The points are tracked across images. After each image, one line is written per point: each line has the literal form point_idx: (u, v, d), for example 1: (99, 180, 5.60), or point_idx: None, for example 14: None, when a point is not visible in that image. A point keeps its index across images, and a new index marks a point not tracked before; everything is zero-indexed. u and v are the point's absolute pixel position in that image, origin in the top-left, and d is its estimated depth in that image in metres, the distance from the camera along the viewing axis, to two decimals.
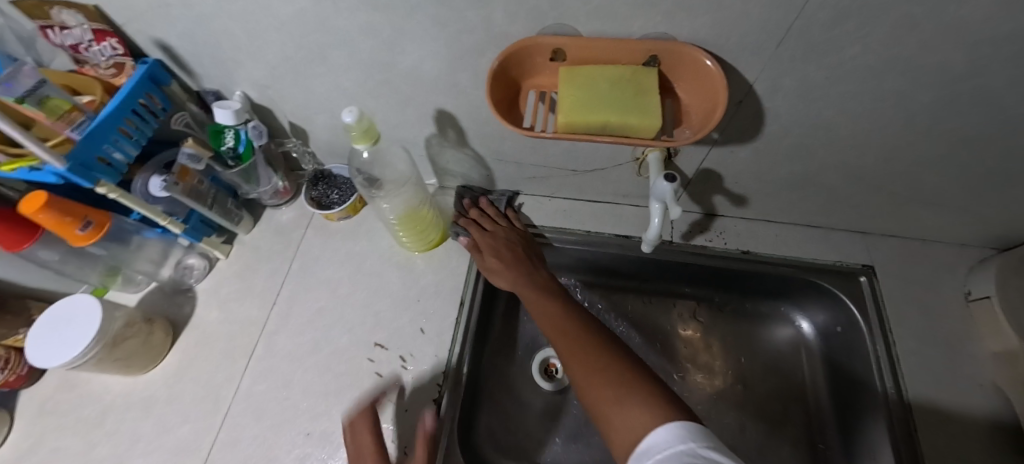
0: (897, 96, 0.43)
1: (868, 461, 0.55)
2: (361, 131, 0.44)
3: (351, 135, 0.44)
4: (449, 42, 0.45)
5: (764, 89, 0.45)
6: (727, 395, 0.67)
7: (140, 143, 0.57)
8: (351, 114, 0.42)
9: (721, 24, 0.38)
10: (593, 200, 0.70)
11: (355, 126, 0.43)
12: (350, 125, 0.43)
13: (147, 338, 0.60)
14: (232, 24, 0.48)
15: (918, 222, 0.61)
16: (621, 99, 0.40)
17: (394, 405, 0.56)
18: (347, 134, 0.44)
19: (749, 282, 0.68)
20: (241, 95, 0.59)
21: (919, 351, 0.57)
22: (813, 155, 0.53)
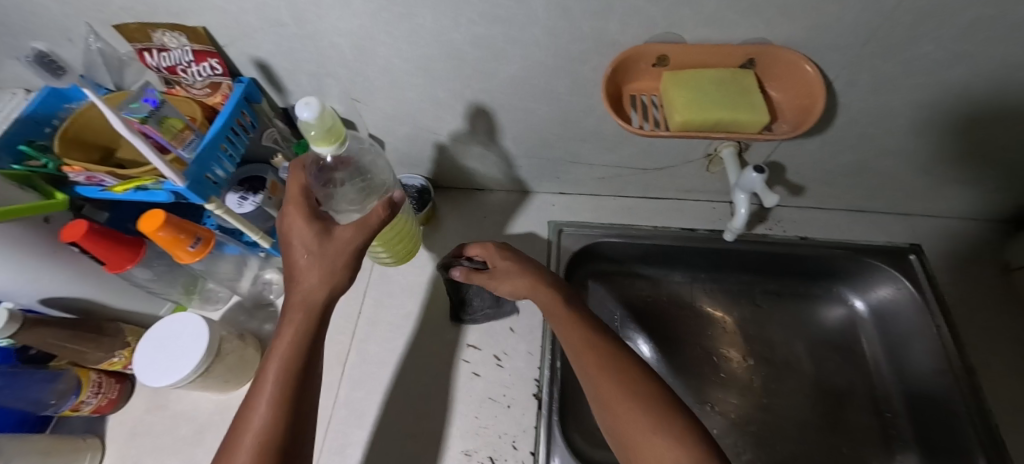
0: (958, 87, 0.49)
1: (940, 426, 0.60)
2: (323, 130, 0.34)
3: (310, 134, 0.35)
4: (556, 52, 0.48)
5: (839, 85, 0.50)
6: (793, 374, 0.71)
7: (235, 160, 0.58)
8: (311, 109, 0.32)
9: (816, 29, 0.43)
10: (657, 196, 0.74)
11: (315, 124, 0.33)
12: (307, 122, 0.33)
13: (242, 354, 0.60)
14: (343, 40, 0.50)
15: (958, 202, 0.67)
16: (731, 98, 0.45)
17: (496, 402, 0.59)
18: (305, 133, 0.34)
19: (805, 267, 0.73)
20: (330, 109, 0.61)
21: (969, 318, 0.63)
22: (872, 143, 0.58)
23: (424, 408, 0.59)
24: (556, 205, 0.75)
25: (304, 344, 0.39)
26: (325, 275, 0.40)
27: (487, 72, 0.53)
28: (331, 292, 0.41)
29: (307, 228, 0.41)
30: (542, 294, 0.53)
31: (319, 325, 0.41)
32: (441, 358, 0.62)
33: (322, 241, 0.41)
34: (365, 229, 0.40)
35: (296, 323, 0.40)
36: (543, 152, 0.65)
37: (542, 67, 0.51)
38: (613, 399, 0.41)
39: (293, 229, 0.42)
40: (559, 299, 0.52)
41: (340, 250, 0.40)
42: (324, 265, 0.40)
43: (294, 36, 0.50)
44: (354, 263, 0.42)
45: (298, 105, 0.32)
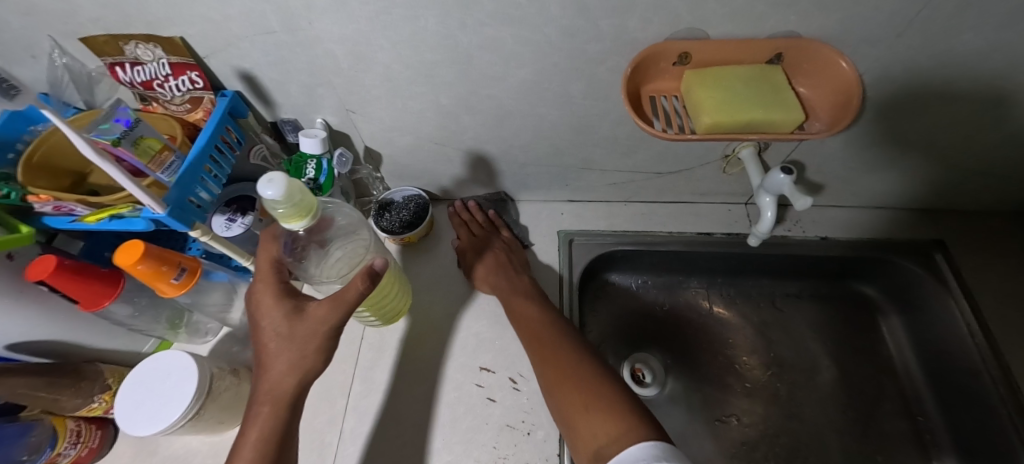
0: (994, 77, 0.46)
1: (979, 429, 0.57)
2: (292, 206, 0.31)
3: (277, 212, 0.32)
4: (571, 53, 0.45)
5: (870, 79, 0.47)
6: (819, 379, 0.68)
7: (221, 181, 0.53)
8: (274, 186, 0.29)
9: (852, 20, 0.40)
10: (671, 201, 0.71)
11: (282, 202, 0.30)
12: (274, 201, 0.30)
13: (238, 390, 0.55)
14: (337, 47, 0.46)
15: (981, 195, 0.65)
16: (762, 97, 0.41)
17: (515, 429, 0.55)
18: (273, 211, 0.31)
19: (825, 267, 0.70)
20: (322, 122, 0.57)
21: (1000, 315, 0.61)
22: (898, 138, 0.55)
23: (438, 440, 0.54)
24: (566, 213, 0.71)
25: (275, 431, 0.37)
26: (299, 357, 0.38)
27: (494, 77, 0.49)
28: (302, 376, 0.38)
29: (276, 311, 0.38)
30: (506, 283, 0.60)
31: (291, 407, 0.38)
32: (454, 383, 0.58)
33: (292, 323, 0.38)
34: (339, 307, 0.37)
35: (263, 414, 0.37)
36: (553, 159, 0.61)
37: (555, 70, 0.47)
38: (553, 380, 0.46)
39: (263, 290, 0.40)
40: (515, 291, 0.59)
41: (309, 332, 0.38)
42: (294, 350, 0.38)
43: (282, 43, 0.46)
44: (329, 341, 0.39)
45: (262, 183, 0.29)
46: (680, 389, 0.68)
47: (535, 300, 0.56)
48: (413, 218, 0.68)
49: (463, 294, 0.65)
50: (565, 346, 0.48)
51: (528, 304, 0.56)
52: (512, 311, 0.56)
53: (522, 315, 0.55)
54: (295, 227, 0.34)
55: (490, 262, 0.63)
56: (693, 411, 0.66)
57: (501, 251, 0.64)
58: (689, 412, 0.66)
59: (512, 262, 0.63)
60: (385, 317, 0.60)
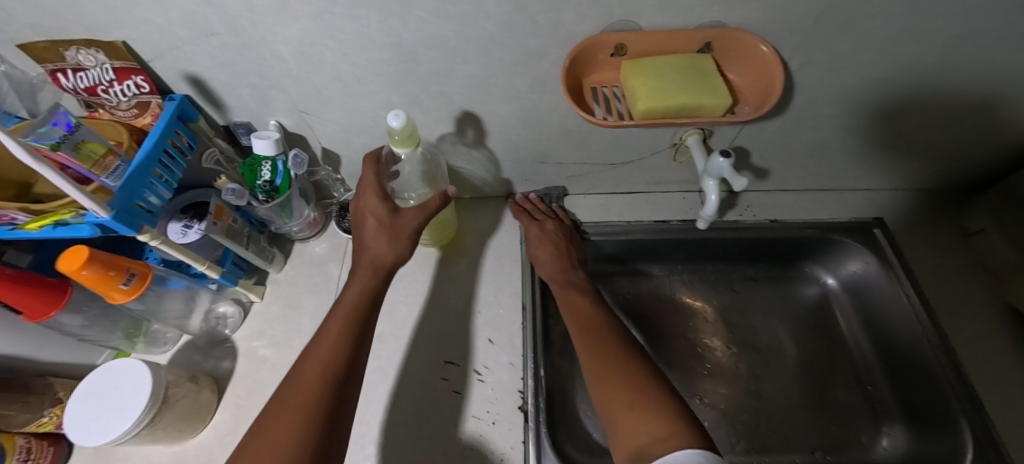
0: (907, 60, 0.50)
1: (921, 393, 0.60)
2: (404, 136, 0.44)
3: (393, 139, 0.44)
4: (512, 47, 0.46)
5: (796, 65, 0.50)
6: (777, 357, 0.71)
7: (172, 186, 0.53)
8: (399, 119, 0.42)
9: (770, 9, 0.43)
10: (629, 191, 0.73)
11: (400, 131, 0.43)
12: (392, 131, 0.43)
13: (196, 398, 0.54)
14: (284, 47, 0.47)
15: (914, 174, 0.69)
16: (692, 83, 0.44)
17: (481, 420, 0.55)
18: (390, 138, 0.44)
19: (776, 249, 0.73)
20: (276, 123, 0.57)
21: (935, 285, 0.65)
22: (831, 121, 0.59)
23: (405, 435, 0.54)
24: (527, 207, 0.72)
25: (342, 356, 0.42)
26: (393, 242, 0.50)
27: (442, 73, 0.50)
28: (394, 257, 0.50)
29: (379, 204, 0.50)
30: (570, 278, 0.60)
31: (379, 287, 0.49)
32: (419, 379, 0.58)
33: (390, 215, 0.50)
34: (425, 212, 0.52)
35: (363, 279, 0.49)
36: (510, 154, 0.63)
37: (500, 64, 0.49)
38: (601, 371, 0.44)
39: (369, 203, 0.51)
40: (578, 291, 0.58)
41: (405, 228, 0.50)
42: (392, 234, 0.50)
43: (229, 46, 0.46)
44: (414, 238, 0.52)
45: (390, 116, 0.42)
46: None
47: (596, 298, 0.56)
48: None
49: (427, 291, 0.66)
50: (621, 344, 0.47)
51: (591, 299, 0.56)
52: (567, 299, 0.57)
53: (580, 307, 0.54)
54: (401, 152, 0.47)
55: (552, 242, 0.64)
56: None
57: (560, 241, 0.64)
58: None
59: (570, 255, 0.63)
60: (438, 238, 0.67)
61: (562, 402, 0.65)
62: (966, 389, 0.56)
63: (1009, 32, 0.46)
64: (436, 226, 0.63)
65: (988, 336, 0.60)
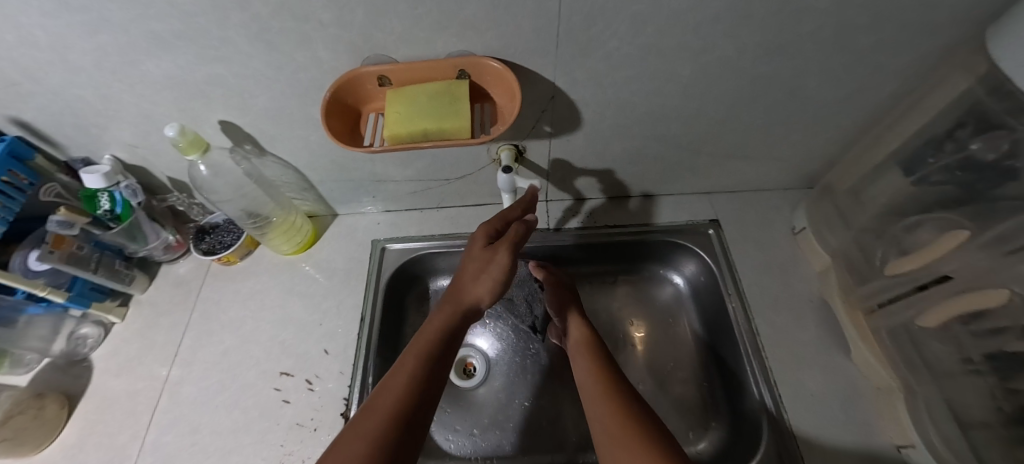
0: (669, 75, 0.53)
1: (738, 386, 0.63)
2: (187, 143, 0.52)
3: (180, 148, 0.52)
4: (288, 81, 0.51)
5: (566, 84, 0.53)
6: (626, 358, 0.73)
7: (7, 219, 0.58)
8: (173, 129, 0.50)
9: (503, 37, 0.46)
10: (478, 203, 0.77)
11: (180, 139, 0.51)
12: (174, 139, 0.51)
13: (38, 414, 0.58)
14: (83, 91, 0.51)
15: (743, 175, 0.73)
16: (438, 108, 0.48)
17: (304, 427, 0.59)
18: (176, 147, 0.52)
19: (624, 252, 0.77)
20: (111, 158, 0.62)
21: (759, 282, 0.68)
22: (633, 132, 0.62)
23: (231, 443, 0.58)
24: (381, 223, 0.77)
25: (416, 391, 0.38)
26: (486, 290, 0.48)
27: (238, 106, 0.54)
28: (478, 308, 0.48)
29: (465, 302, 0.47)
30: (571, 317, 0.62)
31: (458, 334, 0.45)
32: (254, 390, 0.62)
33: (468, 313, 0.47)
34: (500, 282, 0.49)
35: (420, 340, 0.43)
36: (344, 175, 0.68)
37: (286, 97, 0.53)
38: (608, 429, 0.40)
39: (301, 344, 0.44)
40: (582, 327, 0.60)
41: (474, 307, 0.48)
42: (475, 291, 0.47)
43: (33, 93, 0.51)
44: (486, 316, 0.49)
45: (166, 128, 0.50)
46: (500, 383, 0.72)
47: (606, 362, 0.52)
48: (230, 239, 0.73)
49: (277, 306, 0.70)
50: (632, 401, 0.43)
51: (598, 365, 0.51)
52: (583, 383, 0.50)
53: (588, 377, 0.50)
54: (196, 158, 0.54)
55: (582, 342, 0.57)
56: (501, 398, 0.70)
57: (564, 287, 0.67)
58: (501, 399, 0.70)
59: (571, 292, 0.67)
60: (292, 245, 0.73)
61: None
62: (768, 380, 0.59)
63: (744, 45, 0.49)
64: (280, 231, 0.70)
65: (801, 328, 0.63)
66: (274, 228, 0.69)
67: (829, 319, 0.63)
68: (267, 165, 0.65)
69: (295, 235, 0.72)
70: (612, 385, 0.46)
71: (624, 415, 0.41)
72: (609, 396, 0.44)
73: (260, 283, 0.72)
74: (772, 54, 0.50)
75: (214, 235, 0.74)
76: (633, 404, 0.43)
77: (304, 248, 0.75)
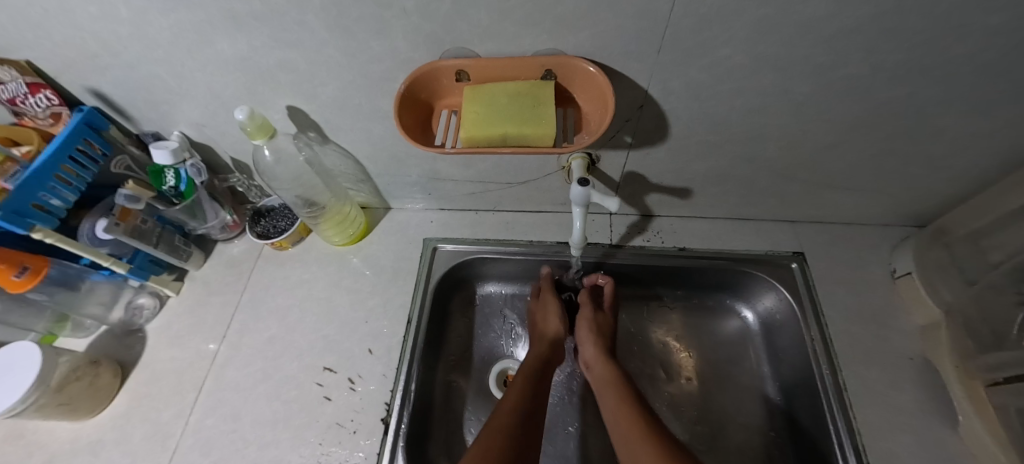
0: (781, 91, 0.46)
1: (815, 444, 0.56)
2: (255, 127, 0.50)
3: (248, 131, 0.50)
4: (361, 71, 0.48)
5: (658, 93, 0.48)
6: (684, 393, 0.66)
7: (81, 189, 0.58)
8: (243, 112, 0.49)
9: (600, 37, 0.41)
10: (536, 210, 0.73)
11: (248, 122, 0.49)
12: (243, 122, 0.49)
13: (92, 381, 0.59)
14: (159, 68, 0.51)
15: (837, 206, 0.65)
16: (519, 112, 0.44)
17: (343, 428, 0.57)
18: (244, 131, 0.50)
19: (688, 278, 0.71)
20: (179, 134, 0.62)
21: (848, 330, 0.60)
22: (722, 150, 0.56)
23: (271, 434, 0.57)
24: (434, 221, 0.75)
25: None
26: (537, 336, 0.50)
27: (307, 93, 0.52)
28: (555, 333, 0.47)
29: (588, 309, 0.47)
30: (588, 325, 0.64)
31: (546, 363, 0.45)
32: (296, 382, 0.61)
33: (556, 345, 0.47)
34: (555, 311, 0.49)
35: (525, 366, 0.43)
36: (403, 170, 0.65)
37: (357, 86, 0.50)
38: (617, 427, 0.48)
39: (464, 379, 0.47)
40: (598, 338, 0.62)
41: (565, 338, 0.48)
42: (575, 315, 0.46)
43: (113, 66, 0.51)
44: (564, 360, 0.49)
45: (235, 111, 0.49)
46: None
47: (613, 360, 0.59)
48: (285, 224, 0.72)
49: (324, 297, 0.69)
50: (636, 402, 0.50)
51: (607, 362, 0.58)
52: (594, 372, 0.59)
53: (602, 372, 0.57)
54: (262, 143, 0.52)
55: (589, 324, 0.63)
56: (542, 420, 0.65)
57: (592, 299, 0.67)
58: (541, 421, 0.65)
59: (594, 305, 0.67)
60: (343, 236, 0.71)
61: (445, 415, 0.65)
62: (855, 445, 0.51)
63: (883, 62, 0.41)
64: (334, 221, 0.68)
65: (897, 390, 0.55)
66: (327, 219, 0.67)
67: (932, 383, 0.55)
68: (329, 153, 0.63)
69: (348, 225, 0.71)
70: (620, 385, 0.54)
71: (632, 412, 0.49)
72: (616, 391, 0.53)
73: (309, 271, 0.71)
74: (914, 74, 0.42)
75: (269, 218, 0.73)
76: (637, 404, 0.50)
77: (355, 240, 0.73)
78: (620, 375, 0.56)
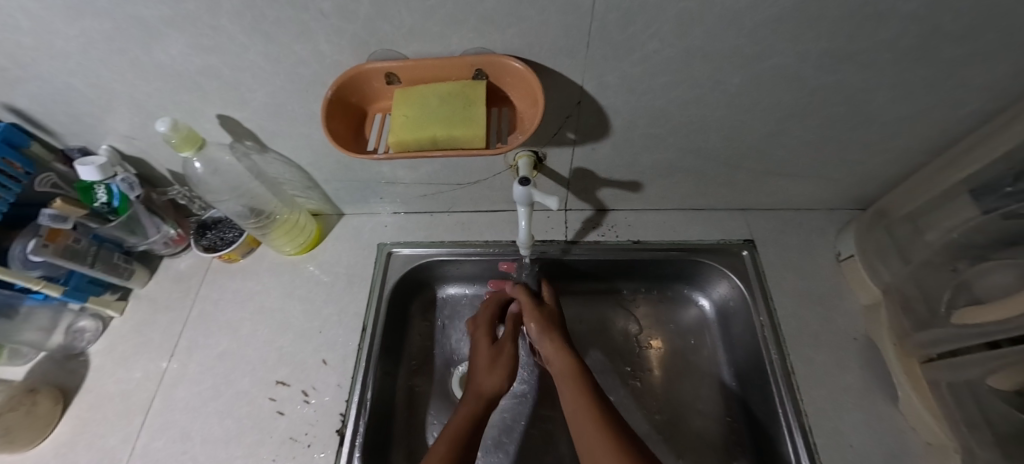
0: (712, 82, 0.46)
1: (768, 428, 0.57)
2: (181, 138, 0.48)
3: (173, 143, 0.48)
4: (289, 77, 0.46)
5: (594, 89, 0.47)
6: (648, 386, 0.67)
7: (1, 211, 0.54)
8: (165, 123, 0.46)
9: (527, 35, 0.40)
10: (491, 209, 0.72)
11: (172, 134, 0.47)
12: (167, 134, 0.47)
13: (30, 410, 0.56)
14: (73, 79, 0.48)
15: (784, 192, 0.67)
16: (449, 113, 0.43)
17: (296, 442, 0.55)
18: (169, 142, 0.48)
19: (647, 270, 0.71)
20: (108, 147, 0.59)
21: (797, 314, 0.61)
22: (666, 142, 0.56)
23: (221, 454, 0.55)
24: (389, 225, 0.74)
25: None
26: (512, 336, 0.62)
27: (236, 100, 0.50)
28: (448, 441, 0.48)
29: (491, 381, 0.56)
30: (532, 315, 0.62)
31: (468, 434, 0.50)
32: (248, 398, 0.59)
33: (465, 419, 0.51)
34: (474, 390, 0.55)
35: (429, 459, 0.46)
36: (350, 175, 0.64)
37: (287, 92, 0.49)
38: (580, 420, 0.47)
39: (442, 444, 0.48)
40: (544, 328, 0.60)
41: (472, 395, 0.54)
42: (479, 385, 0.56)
43: (23, 79, 0.48)
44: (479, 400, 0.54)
45: (156, 122, 0.46)
46: (506, 404, 0.66)
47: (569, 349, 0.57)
48: (232, 236, 0.70)
49: (276, 309, 0.67)
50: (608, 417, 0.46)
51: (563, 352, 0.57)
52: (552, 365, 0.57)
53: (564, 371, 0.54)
54: (191, 154, 0.50)
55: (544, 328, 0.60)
56: (508, 421, 0.65)
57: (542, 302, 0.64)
58: (506, 422, 0.65)
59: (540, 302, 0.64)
60: (293, 245, 0.69)
61: (406, 422, 0.65)
62: (802, 426, 0.53)
63: (808, 52, 0.42)
64: (282, 231, 0.66)
65: (843, 370, 0.56)
66: (274, 229, 0.66)
67: (875, 362, 0.57)
68: (271, 161, 0.61)
69: (298, 234, 0.69)
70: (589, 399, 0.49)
71: (604, 431, 0.44)
72: (574, 381, 0.52)
73: (260, 284, 0.69)
74: (838, 63, 0.43)
75: (215, 231, 0.71)
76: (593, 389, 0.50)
77: (307, 249, 0.71)
78: (576, 367, 0.54)
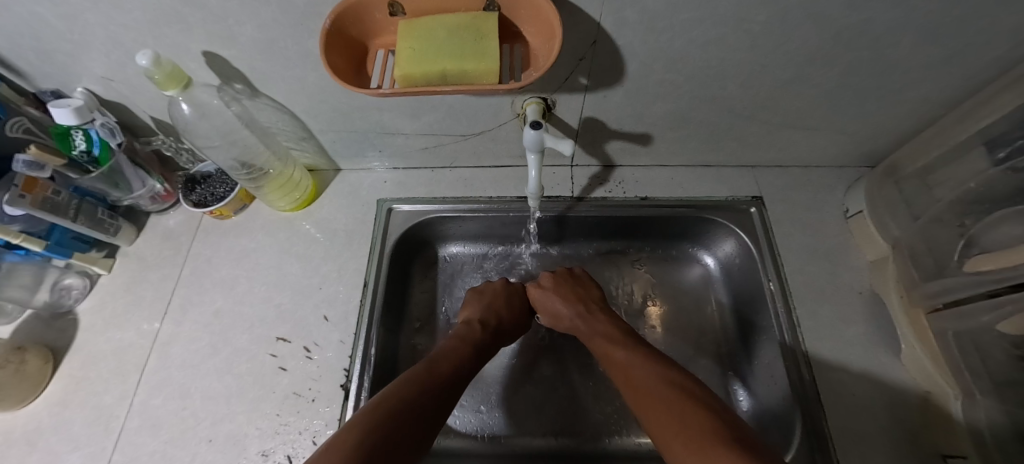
0: (737, 20, 0.43)
1: (770, 379, 0.58)
2: (165, 75, 0.44)
3: (155, 80, 0.44)
4: (282, 7, 0.42)
5: (612, 25, 0.44)
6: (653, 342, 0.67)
7: None
8: (146, 57, 0.42)
9: None
10: (495, 165, 0.70)
11: (154, 69, 0.43)
12: (149, 69, 0.43)
13: (18, 368, 0.54)
14: (38, 7, 0.43)
15: (795, 147, 0.65)
16: (459, 46, 0.40)
17: (299, 396, 0.54)
18: (151, 79, 0.44)
19: (652, 229, 0.70)
20: (83, 91, 0.55)
21: (803, 269, 0.61)
22: (681, 90, 0.53)
23: (222, 410, 0.54)
24: (388, 181, 0.71)
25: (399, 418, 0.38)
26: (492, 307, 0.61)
27: (223, 35, 0.46)
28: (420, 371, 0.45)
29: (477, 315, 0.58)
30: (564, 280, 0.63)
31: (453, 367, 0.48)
32: (247, 355, 0.58)
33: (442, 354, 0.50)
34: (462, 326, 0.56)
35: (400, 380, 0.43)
36: (348, 125, 0.60)
37: (279, 26, 0.44)
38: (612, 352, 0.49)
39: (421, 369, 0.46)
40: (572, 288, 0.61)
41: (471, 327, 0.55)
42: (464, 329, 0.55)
43: None
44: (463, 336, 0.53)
45: (137, 54, 0.42)
46: (509, 362, 0.67)
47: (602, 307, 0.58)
48: (224, 191, 0.67)
49: (273, 267, 0.64)
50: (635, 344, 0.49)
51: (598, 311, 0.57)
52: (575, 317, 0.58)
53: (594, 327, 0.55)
54: (175, 94, 0.47)
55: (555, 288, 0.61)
56: (510, 377, 0.65)
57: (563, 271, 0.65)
58: (507, 378, 0.65)
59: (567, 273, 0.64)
60: (288, 200, 0.66)
61: None
62: (807, 376, 0.53)
63: None
64: (276, 185, 0.63)
65: (848, 324, 0.57)
66: (269, 183, 0.63)
67: (879, 315, 0.57)
68: (263, 106, 0.57)
69: (293, 190, 0.66)
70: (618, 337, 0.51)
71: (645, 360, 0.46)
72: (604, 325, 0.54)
73: (254, 241, 0.67)
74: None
75: (205, 185, 0.68)
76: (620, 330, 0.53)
77: (303, 205, 0.69)
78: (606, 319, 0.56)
